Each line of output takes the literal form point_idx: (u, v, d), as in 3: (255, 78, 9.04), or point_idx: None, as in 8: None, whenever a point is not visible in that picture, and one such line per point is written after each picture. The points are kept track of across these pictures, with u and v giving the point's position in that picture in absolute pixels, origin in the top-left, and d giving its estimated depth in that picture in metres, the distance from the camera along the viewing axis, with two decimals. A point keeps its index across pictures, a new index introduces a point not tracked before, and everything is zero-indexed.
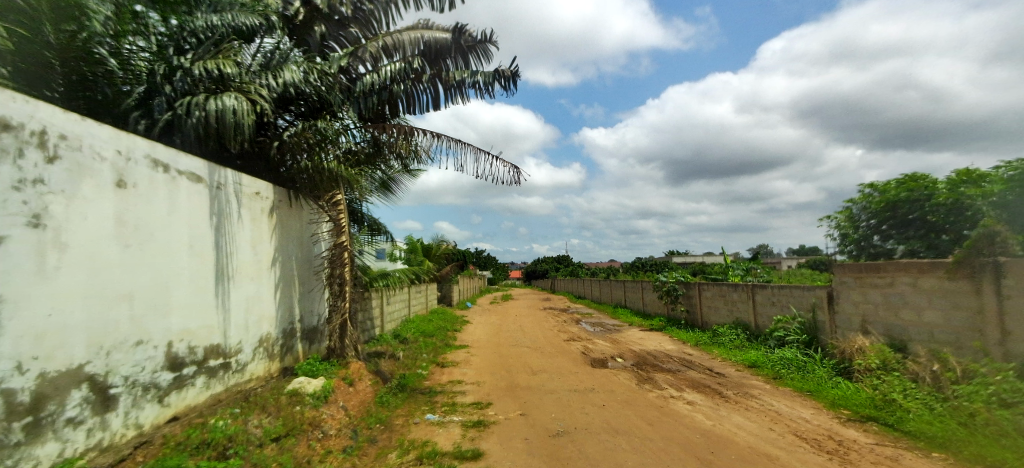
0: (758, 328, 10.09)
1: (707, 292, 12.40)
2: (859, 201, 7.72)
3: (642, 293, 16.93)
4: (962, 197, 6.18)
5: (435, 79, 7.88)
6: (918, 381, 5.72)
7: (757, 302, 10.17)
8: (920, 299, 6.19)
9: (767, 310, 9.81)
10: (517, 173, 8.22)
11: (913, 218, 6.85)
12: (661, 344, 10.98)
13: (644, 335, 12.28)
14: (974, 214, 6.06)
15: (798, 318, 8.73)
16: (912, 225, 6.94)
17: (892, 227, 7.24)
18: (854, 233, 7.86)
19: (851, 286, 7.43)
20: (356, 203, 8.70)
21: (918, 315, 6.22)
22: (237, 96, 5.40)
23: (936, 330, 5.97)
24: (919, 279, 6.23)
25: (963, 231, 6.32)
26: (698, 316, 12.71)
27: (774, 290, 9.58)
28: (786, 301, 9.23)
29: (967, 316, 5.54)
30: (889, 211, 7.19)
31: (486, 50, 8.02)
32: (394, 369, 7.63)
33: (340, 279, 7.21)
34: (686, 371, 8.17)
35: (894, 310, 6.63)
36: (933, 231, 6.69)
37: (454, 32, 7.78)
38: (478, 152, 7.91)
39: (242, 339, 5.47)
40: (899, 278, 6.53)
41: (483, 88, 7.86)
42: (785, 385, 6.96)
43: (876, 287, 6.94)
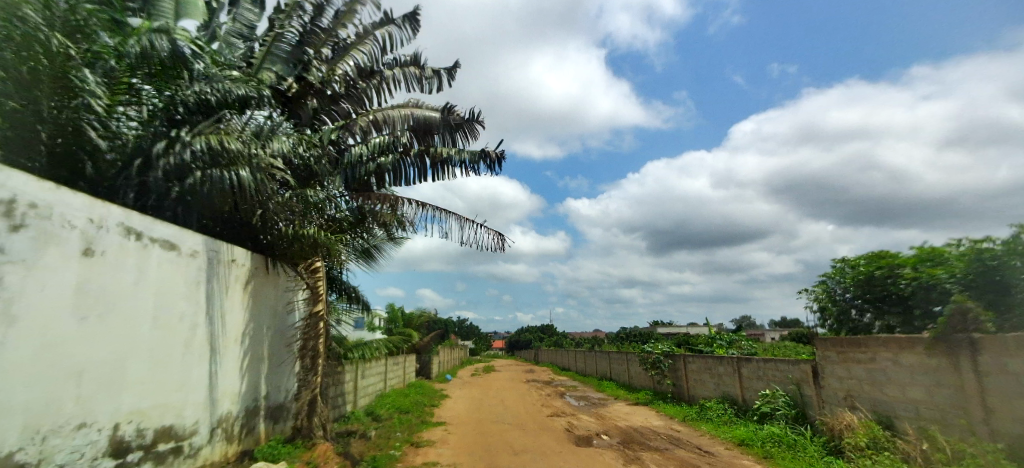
0: (745, 403, 9.81)
1: (692, 364, 12.17)
2: (831, 275, 7.89)
3: (627, 365, 16.54)
4: (928, 274, 6.37)
5: (422, 155, 8.11)
6: (910, 462, 5.52)
7: (743, 375, 9.98)
8: (902, 375, 6.14)
9: (753, 383, 9.62)
10: (501, 241, 8.30)
11: (886, 293, 7.00)
12: (648, 420, 10.55)
13: (630, 410, 11.83)
14: (944, 292, 6.14)
15: (785, 393, 8.56)
16: (887, 300, 7.06)
17: (868, 301, 7.34)
18: (833, 307, 7.94)
19: (834, 361, 7.39)
20: (336, 271, 8.59)
21: (902, 392, 6.14)
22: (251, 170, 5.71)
23: (921, 406, 5.87)
24: (899, 355, 6.22)
25: (932, 308, 6.43)
26: (685, 390, 12.38)
27: (759, 363, 9.46)
28: (771, 375, 9.08)
29: (951, 394, 5.47)
30: (863, 286, 7.30)
31: (473, 129, 8.39)
32: (364, 450, 7.11)
33: (313, 351, 6.94)
34: (673, 450, 7.79)
35: (879, 385, 6.54)
36: (907, 306, 6.80)
37: (443, 112, 8.14)
38: (463, 221, 8.00)
39: (198, 419, 5.08)
40: (880, 353, 6.52)
41: (468, 165, 8.11)
42: (776, 466, 6.65)
43: (859, 362, 6.90)
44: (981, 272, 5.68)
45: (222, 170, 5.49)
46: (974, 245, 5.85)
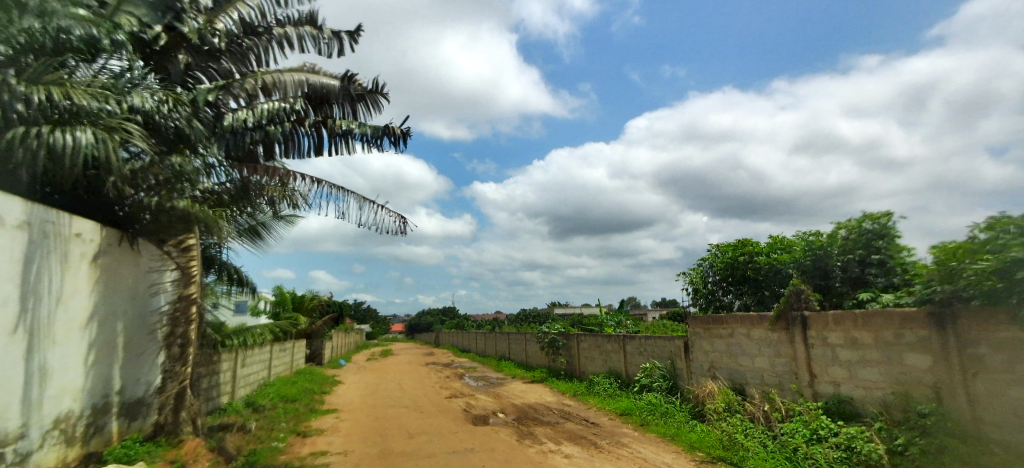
0: (627, 377, 10.76)
1: (584, 343, 13.01)
2: (708, 259, 8.81)
3: (525, 345, 17.22)
4: (776, 261, 7.50)
5: (319, 125, 7.54)
6: (754, 421, 6.48)
7: (627, 351, 10.89)
8: (752, 347, 7.17)
9: (635, 359, 10.55)
10: (404, 224, 8.07)
11: (746, 276, 8.05)
12: (542, 396, 11.11)
13: (526, 388, 12.35)
14: (788, 274, 7.32)
15: (661, 366, 9.52)
16: (746, 283, 8.13)
17: (731, 283, 8.39)
18: (704, 288, 8.94)
19: (701, 336, 8.38)
20: (214, 250, 7.71)
21: (752, 362, 7.17)
22: (95, 131, 4.80)
23: (765, 374, 6.91)
24: (751, 330, 7.23)
25: (779, 289, 7.55)
26: (576, 366, 13.22)
27: (641, 340, 10.39)
28: (650, 351, 10.04)
29: (787, 362, 6.51)
30: (728, 270, 8.33)
31: (377, 102, 7.97)
32: (242, 444, 6.57)
33: (182, 339, 6.21)
34: (563, 423, 8.32)
35: (735, 357, 7.56)
36: (761, 288, 7.88)
37: (343, 82, 7.56)
38: (363, 200, 7.61)
39: (26, 422, 4.30)
40: (737, 329, 7.52)
41: (370, 141, 7.70)
42: (650, 431, 7.41)
43: (720, 337, 7.90)
44: (814, 259, 6.87)
45: (57, 129, 4.56)
46: (810, 237, 7.06)
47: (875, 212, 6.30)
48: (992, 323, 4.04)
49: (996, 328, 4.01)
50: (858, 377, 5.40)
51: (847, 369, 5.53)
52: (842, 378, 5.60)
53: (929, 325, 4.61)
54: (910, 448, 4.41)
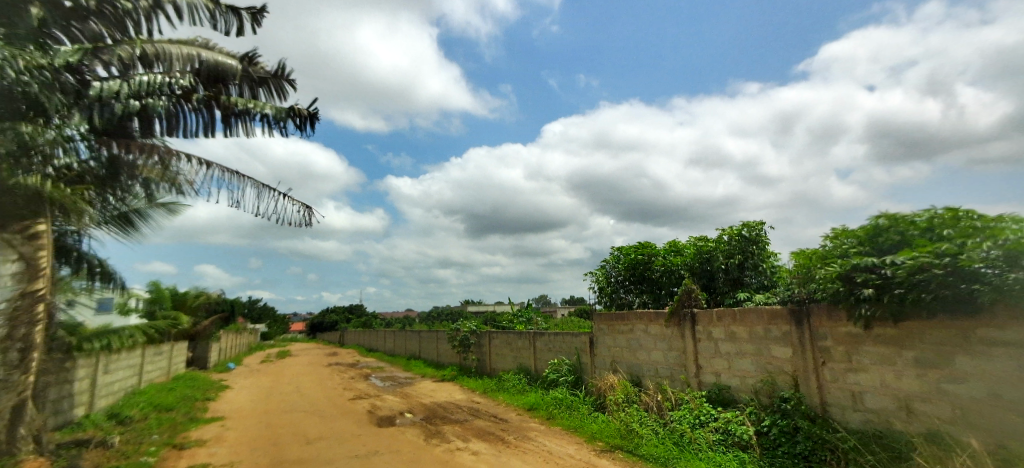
0: (536, 372, 11.07)
1: (495, 340, 13.15)
2: (610, 260, 9.33)
3: (436, 343, 17.00)
4: (669, 262, 8.16)
5: (210, 103, 6.68)
6: (648, 410, 7.00)
7: (536, 348, 11.19)
8: (649, 342, 7.74)
9: (543, 355, 10.89)
10: (308, 213, 7.39)
11: (645, 276, 8.66)
12: (451, 394, 11.04)
13: (435, 387, 12.20)
14: (679, 274, 8.01)
15: (567, 361, 9.93)
16: (645, 282, 8.74)
17: (632, 282, 8.92)
18: (607, 286, 9.32)
19: (604, 332, 8.88)
20: (71, 238, 6.57)
21: (648, 355, 7.75)
22: None
23: (660, 366, 7.51)
24: (648, 326, 7.80)
25: (673, 288, 8.23)
26: (487, 363, 13.33)
27: (549, 337, 10.74)
28: (557, 346, 10.42)
29: (677, 355, 7.13)
30: (630, 270, 8.87)
31: (281, 88, 7.30)
32: (100, 462, 5.70)
33: (21, 343, 5.21)
34: (472, 420, 8.34)
35: (633, 351, 8.12)
36: (658, 287, 8.51)
37: (243, 62, 6.83)
38: (261, 186, 6.89)
39: None
40: (636, 325, 8.07)
41: (276, 126, 6.98)
42: (556, 424, 7.70)
43: (621, 333, 8.42)
44: (702, 261, 7.63)
45: None
46: (699, 241, 7.82)
47: (751, 221, 7.27)
48: (838, 319, 4.77)
49: (840, 323, 4.75)
50: (734, 367, 6.08)
51: (726, 360, 6.19)
52: (723, 368, 6.26)
53: (791, 320, 5.31)
54: (773, 428, 5.06)
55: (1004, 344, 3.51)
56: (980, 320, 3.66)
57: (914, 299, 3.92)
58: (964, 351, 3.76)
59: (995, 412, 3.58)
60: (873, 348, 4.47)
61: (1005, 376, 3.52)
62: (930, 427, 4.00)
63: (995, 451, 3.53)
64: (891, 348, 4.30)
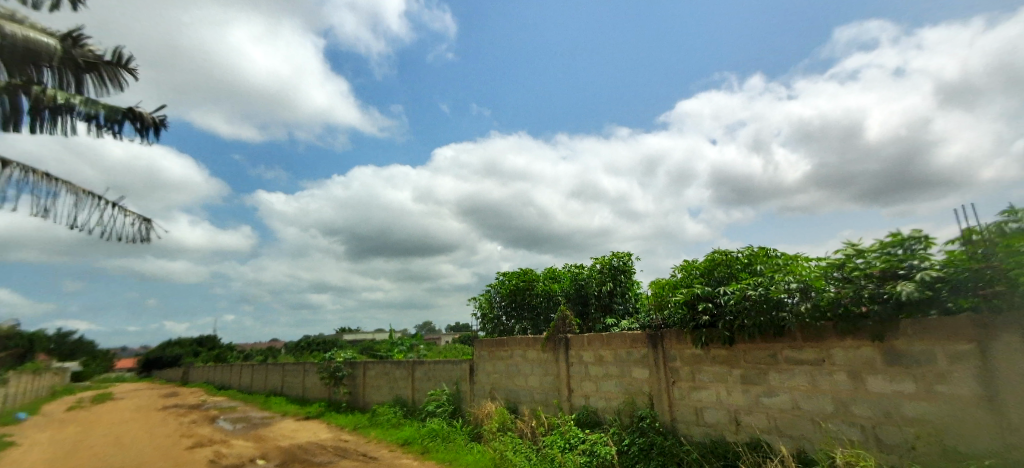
0: (413, 404, 10.63)
1: (370, 370, 12.38)
2: (494, 286, 9.25)
3: (303, 376, 15.47)
4: (548, 288, 8.49)
5: (14, 91, 5.32)
6: (523, 437, 7.10)
7: (414, 378, 10.77)
8: (526, 367, 7.94)
9: (422, 384, 10.51)
10: (144, 226, 6.29)
11: (526, 302, 8.82)
12: (316, 434, 10.06)
13: (298, 427, 11.01)
14: (556, 300, 8.35)
15: (446, 390, 9.70)
16: (525, 308, 8.89)
17: (514, 308, 9.02)
18: (490, 312, 9.27)
19: (484, 358, 8.89)
20: None
21: (525, 381, 7.93)
22: None
23: (535, 392, 7.71)
24: (526, 352, 7.99)
25: (550, 314, 8.52)
26: (360, 396, 12.47)
27: (428, 365, 10.41)
28: (436, 375, 10.14)
29: (551, 380, 7.41)
30: (512, 296, 8.99)
31: (117, 77, 6.18)
32: None
33: None
34: (337, 462, 7.66)
35: (511, 376, 8.24)
36: (537, 314, 8.70)
37: (65, 42, 5.54)
38: (81, 193, 5.72)
39: None
40: (515, 351, 8.22)
41: (104, 125, 5.81)
42: (430, 459, 7.42)
43: (501, 359, 8.51)
44: (577, 287, 8.09)
45: None
46: (575, 269, 8.29)
47: (620, 252, 7.97)
48: (685, 342, 5.38)
49: (687, 346, 5.37)
50: (601, 390, 6.49)
51: (595, 383, 6.59)
52: (591, 391, 6.65)
53: (648, 343, 5.86)
54: (632, 446, 5.47)
55: (803, 363, 4.28)
56: (785, 343, 4.42)
57: (739, 324, 4.64)
58: (775, 369, 4.49)
59: (797, 421, 4.31)
60: (711, 367, 5.11)
61: (803, 390, 4.27)
62: (752, 436, 4.67)
63: (798, 454, 4.24)
64: (725, 368, 4.96)
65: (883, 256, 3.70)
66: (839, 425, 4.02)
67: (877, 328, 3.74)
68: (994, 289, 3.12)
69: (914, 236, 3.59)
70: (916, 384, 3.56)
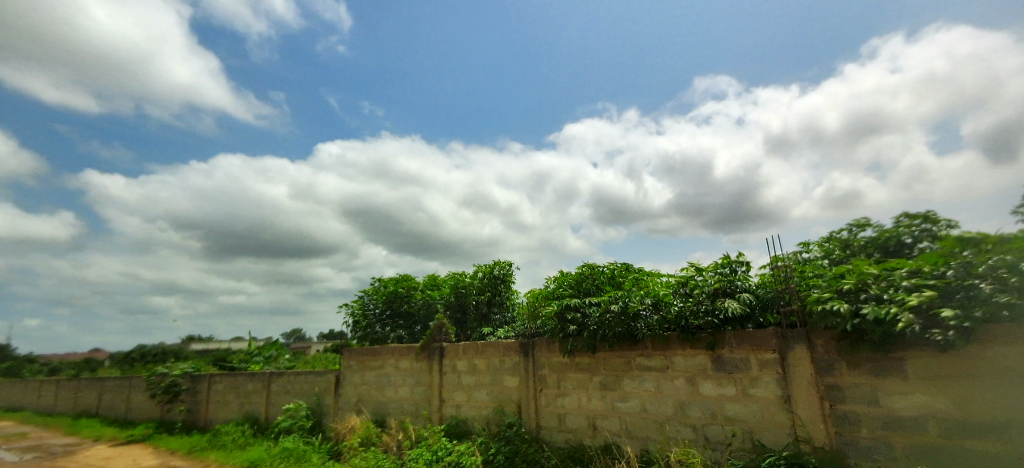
0: (266, 421, 9.59)
1: (217, 384, 10.90)
2: (368, 292, 8.72)
3: (128, 393, 13.08)
4: (427, 296, 8.32)
5: None
6: (387, 451, 6.79)
7: (270, 392, 9.74)
8: (397, 378, 7.66)
9: (278, 399, 9.54)
10: None
11: (403, 309, 8.50)
12: (137, 461, 8.53)
13: (112, 454, 9.23)
14: (434, 308, 8.21)
15: (306, 404, 8.92)
16: (402, 315, 8.57)
17: (389, 315, 8.60)
18: (363, 321, 8.65)
19: (353, 369, 8.38)
20: None
21: (395, 392, 7.65)
22: None
23: (405, 403, 7.47)
24: (398, 362, 7.71)
25: (428, 322, 8.33)
26: (202, 414, 10.91)
27: (287, 378, 9.49)
28: (296, 388, 9.28)
29: (423, 390, 7.25)
30: (388, 303, 8.59)
31: None
32: None
33: None
34: None
35: (381, 387, 7.89)
36: (413, 321, 8.46)
37: None
38: None
39: None
40: (386, 361, 7.88)
41: None
42: None
43: (371, 369, 8.10)
44: (456, 295, 8.08)
45: None
46: (456, 276, 8.26)
47: (500, 261, 8.15)
48: (553, 351, 5.65)
49: (555, 354, 5.64)
50: (472, 399, 6.52)
51: (466, 392, 6.61)
52: (462, 401, 6.64)
53: (520, 352, 6.03)
54: (497, 455, 5.55)
55: (652, 369, 4.75)
56: (637, 351, 4.87)
57: (601, 334, 5.00)
58: (628, 375, 4.93)
59: (643, 423, 4.77)
60: (575, 375, 5.42)
61: (649, 394, 4.75)
62: (606, 439, 5.05)
63: (642, 454, 4.68)
64: (586, 375, 5.31)
65: (716, 275, 4.30)
66: (676, 425, 4.52)
67: (710, 338, 4.31)
68: (790, 308, 3.89)
69: (738, 260, 4.24)
70: (735, 388, 4.16)
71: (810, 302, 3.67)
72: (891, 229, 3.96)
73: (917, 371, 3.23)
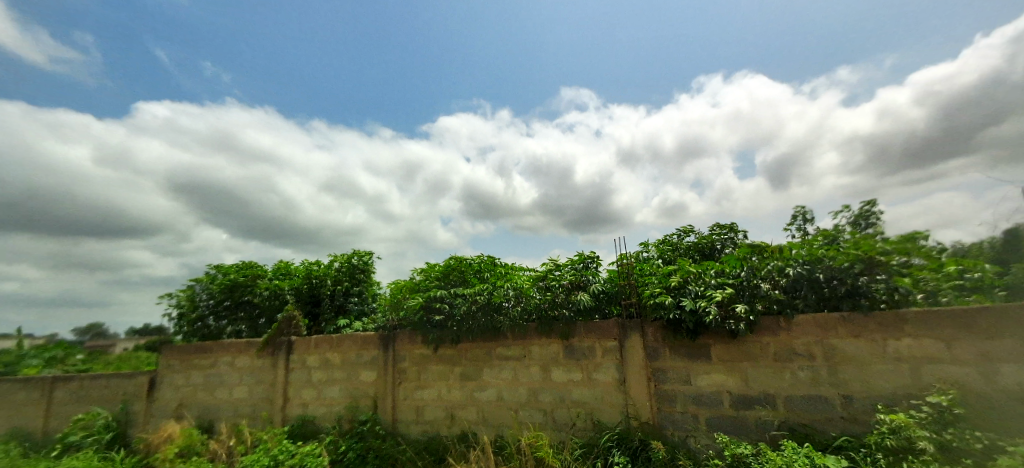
0: (44, 437, 7.68)
1: None
2: (201, 280, 7.48)
3: None
4: (275, 286, 7.31)
5: None
6: (214, 461, 5.94)
7: (51, 401, 7.81)
8: (232, 377, 6.77)
9: (64, 408, 7.71)
10: None
11: (244, 301, 7.40)
12: None
13: None
14: (284, 299, 7.29)
15: (105, 413, 7.31)
16: (242, 307, 7.45)
17: (226, 307, 7.44)
18: (192, 314, 7.42)
19: (175, 369, 7.22)
20: None
21: (229, 393, 6.75)
22: None
23: (240, 405, 6.64)
24: (234, 359, 6.81)
25: (275, 314, 7.32)
26: None
27: (79, 382, 7.71)
28: (92, 394, 7.59)
29: (264, 390, 6.52)
30: (227, 294, 7.41)
31: None
32: None
33: None
34: None
35: (210, 389, 6.90)
36: (257, 313, 7.37)
37: None
38: None
39: None
40: (220, 358, 6.92)
41: None
42: None
43: (199, 368, 7.05)
44: (311, 286, 7.41)
45: None
46: (311, 265, 7.55)
47: (362, 250, 7.69)
48: (415, 343, 5.55)
49: (416, 347, 5.55)
50: (322, 396, 6.08)
51: (316, 389, 6.13)
52: (311, 399, 6.15)
53: (379, 345, 5.79)
54: (348, 453, 5.25)
55: (510, 359, 4.96)
56: (498, 342, 5.04)
57: (465, 325, 5.06)
58: (487, 365, 5.08)
59: (499, 410, 4.97)
60: (435, 367, 5.39)
61: (506, 382, 4.96)
62: (462, 428, 5.14)
63: (495, 440, 4.87)
64: (447, 366, 5.33)
65: (572, 270, 4.67)
66: (528, 411, 4.80)
67: (564, 328, 4.65)
68: (629, 301, 4.41)
69: (591, 257, 4.64)
70: (582, 373, 4.56)
71: (645, 296, 4.20)
72: (708, 236, 4.77)
73: (718, 355, 3.93)
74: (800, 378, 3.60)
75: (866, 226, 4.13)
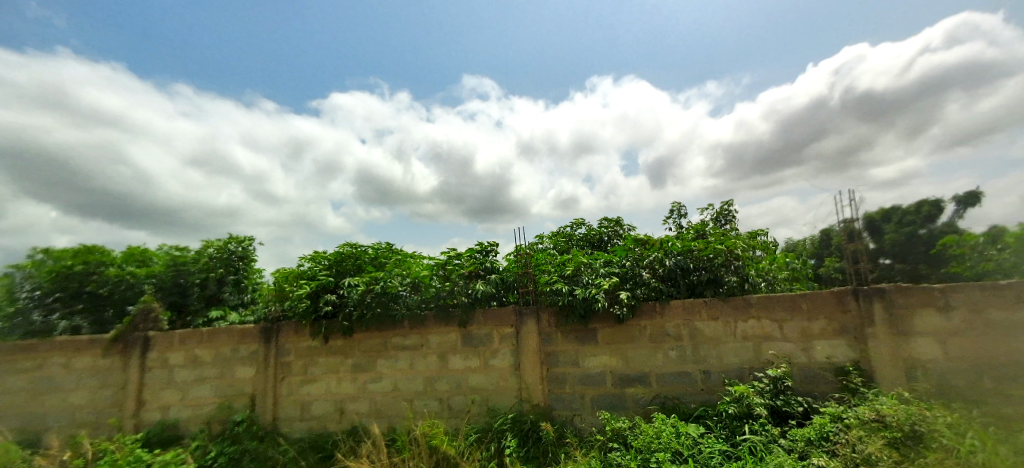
0: None
1: None
2: (22, 266, 6.12)
3: None
4: (127, 274, 6.31)
5: None
6: None
7: None
8: (67, 380, 5.73)
9: None
10: None
11: (83, 291, 6.23)
12: None
13: None
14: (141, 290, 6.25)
15: None
16: (81, 298, 6.26)
17: (58, 298, 6.17)
18: (10, 307, 6.11)
19: None
20: None
21: (63, 399, 5.70)
22: None
23: (78, 413, 5.64)
24: (71, 359, 5.76)
25: (127, 307, 6.27)
26: None
27: None
28: None
29: (111, 393, 5.60)
30: (58, 283, 6.17)
31: None
32: None
33: None
34: None
35: (37, 395, 5.81)
36: (102, 305, 6.24)
37: None
38: None
39: None
40: (53, 358, 5.86)
41: None
42: None
43: (21, 371, 5.90)
44: (174, 274, 6.49)
45: None
46: (175, 251, 6.61)
47: (241, 235, 6.92)
48: (301, 335, 5.18)
49: (303, 339, 5.18)
50: (188, 397, 5.41)
51: (180, 390, 5.44)
52: (173, 400, 5.44)
53: (260, 338, 5.29)
54: (218, 458, 4.74)
55: (406, 348, 4.87)
56: (395, 332, 4.91)
57: (358, 315, 4.83)
58: (382, 356, 4.93)
59: (393, 401, 4.86)
60: (324, 359, 5.09)
61: (402, 372, 4.87)
62: (353, 422, 4.94)
63: (388, 432, 4.76)
64: (338, 359, 5.06)
65: (471, 259, 4.71)
66: (424, 400, 4.78)
67: (462, 316, 4.68)
68: (526, 288, 4.58)
69: (490, 246, 4.71)
70: (479, 360, 4.65)
71: (541, 284, 4.39)
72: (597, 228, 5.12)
73: (604, 338, 4.27)
74: (671, 357, 4.05)
75: (724, 222, 4.76)
